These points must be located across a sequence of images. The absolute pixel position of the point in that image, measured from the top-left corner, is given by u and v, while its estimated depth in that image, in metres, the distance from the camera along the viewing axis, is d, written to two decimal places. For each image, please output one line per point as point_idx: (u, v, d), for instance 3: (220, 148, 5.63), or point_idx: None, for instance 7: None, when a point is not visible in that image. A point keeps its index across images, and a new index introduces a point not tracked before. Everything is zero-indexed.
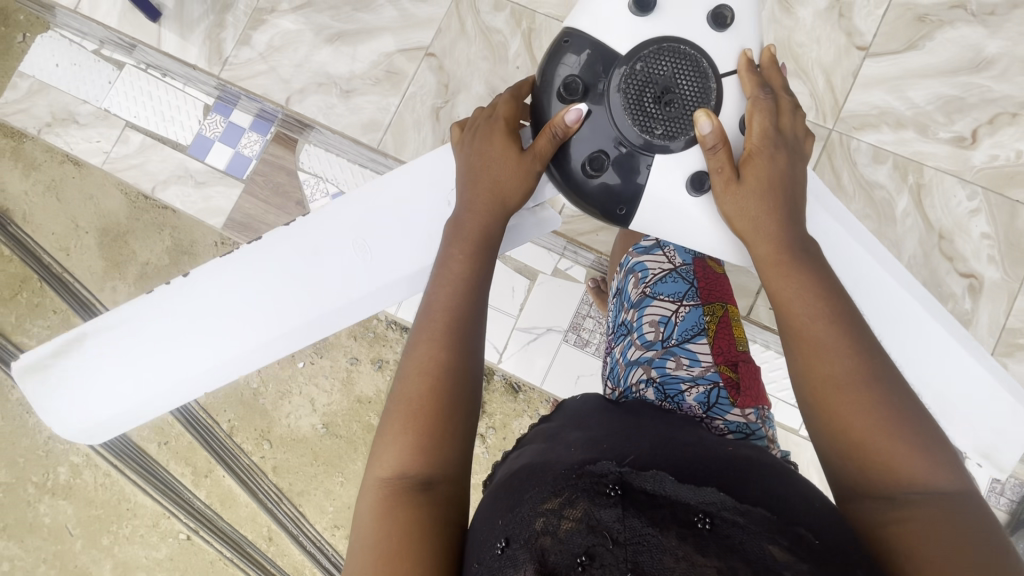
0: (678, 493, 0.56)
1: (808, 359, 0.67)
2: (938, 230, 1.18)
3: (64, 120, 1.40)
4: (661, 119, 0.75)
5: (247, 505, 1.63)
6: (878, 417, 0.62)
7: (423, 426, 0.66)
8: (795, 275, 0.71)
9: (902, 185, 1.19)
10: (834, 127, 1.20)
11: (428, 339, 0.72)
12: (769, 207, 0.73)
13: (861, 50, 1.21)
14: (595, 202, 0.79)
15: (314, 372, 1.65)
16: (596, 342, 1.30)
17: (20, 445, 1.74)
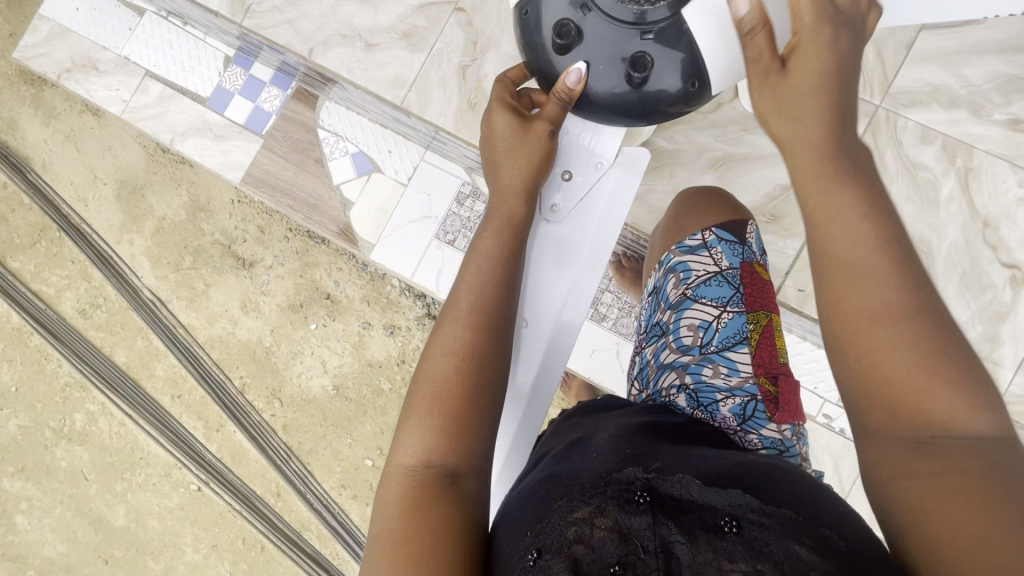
0: (702, 494, 0.56)
1: (839, 278, 0.57)
2: (984, 218, 0.96)
3: (84, 66, 1.37)
4: None
5: (258, 460, 1.66)
6: (917, 358, 0.53)
7: (449, 409, 0.65)
8: (836, 182, 0.59)
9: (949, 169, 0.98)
10: (881, 104, 0.99)
11: (459, 322, 0.70)
12: (813, 103, 0.60)
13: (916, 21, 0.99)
14: (664, 103, 0.74)
15: (326, 334, 1.67)
16: (613, 317, 1.20)
17: (39, 390, 1.78)
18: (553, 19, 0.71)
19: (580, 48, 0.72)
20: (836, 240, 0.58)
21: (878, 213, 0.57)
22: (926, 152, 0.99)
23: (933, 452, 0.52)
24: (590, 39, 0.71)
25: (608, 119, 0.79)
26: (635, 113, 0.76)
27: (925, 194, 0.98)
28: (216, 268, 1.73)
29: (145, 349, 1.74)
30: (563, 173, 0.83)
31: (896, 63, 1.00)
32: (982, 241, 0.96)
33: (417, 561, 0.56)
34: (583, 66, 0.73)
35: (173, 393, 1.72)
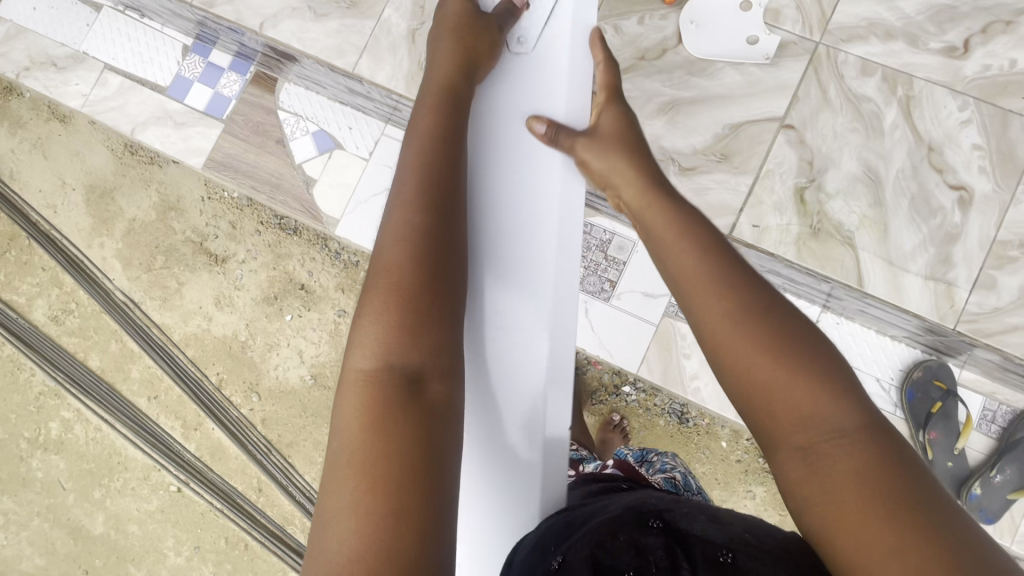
0: (704, 532, 0.59)
1: (699, 303, 0.61)
2: (928, 143, 0.98)
3: (43, 64, 1.37)
4: None
5: (238, 457, 1.63)
6: (769, 348, 0.56)
7: (396, 300, 0.63)
8: (661, 208, 0.70)
9: (891, 98, 0.99)
10: (821, 40, 1.01)
11: (399, 209, 0.68)
12: (625, 149, 0.78)
13: None
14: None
15: (302, 324, 1.66)
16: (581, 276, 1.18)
17: (12, 401, 1.75)
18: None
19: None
20: (687, 271, 0.63)
21: (711, 254, 0.63)
22: (867, 85, 1.00)
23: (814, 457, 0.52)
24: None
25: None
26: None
27: (869, 125, 0.99)
28: (188, 266, 1.72)
29: (119, 352, 1.72)
30: (518, 36, 0.89)
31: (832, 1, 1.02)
32: (927, 164, 0.97)
33: (372, 464, 0.55)
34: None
35: (149, 394, 1.70)
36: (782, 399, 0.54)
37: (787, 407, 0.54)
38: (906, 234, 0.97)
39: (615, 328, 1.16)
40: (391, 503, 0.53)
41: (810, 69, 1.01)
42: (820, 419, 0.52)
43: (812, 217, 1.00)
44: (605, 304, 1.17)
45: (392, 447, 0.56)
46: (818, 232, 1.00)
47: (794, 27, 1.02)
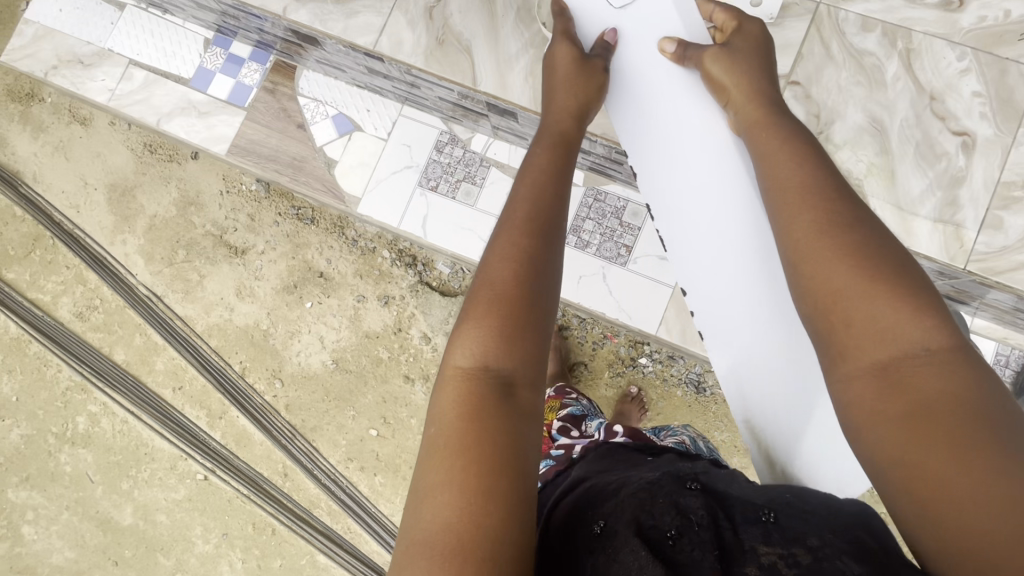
0: (743, 491, 0.61)
1: (787, 212, 0.61)
2: (929, 93, 0.95)
3: (70, 62, 1.43)
4: None
5: (263, 443, 1.66)
6: (855, 258, 0.55)
7: (502, 312, 0.62)
8: (774, 133, 0.69)
9: (892, 52, 0.97)
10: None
11: (513, 225, 0.68)
12: (754, 65, 0.76)
13: None
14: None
15: (323, 310, 1.69)
16: (598, 243, 1.21)
17: (40, 397, 1.79)
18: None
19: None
20: (784, 182, 0.63)
21: (815, 169, 0.63)
22: (868, 40, 0.98)
23: (895, 378, 0.51)
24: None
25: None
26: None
27: (872, 78, 0.97)
28: (209, 259, 1.76)
29: (143, 346, 1.76)
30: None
31: None
32: (930, 113, 0.95)
33: (473, 466, 0.54)
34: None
35: (174, 385, 1.73)
36: (866, 314, 0.53)
37: (861, 314, 0.53)
38: (914, 179, 0.94)
39: (633, 293, 1.19)
40: (489, 503, 0.52)
41: (811, 28, 0.99)
42: (897, 336, 0.52)
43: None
44: (623, 268, 1.20)
45: (484, 445, 0.55)
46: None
47: None
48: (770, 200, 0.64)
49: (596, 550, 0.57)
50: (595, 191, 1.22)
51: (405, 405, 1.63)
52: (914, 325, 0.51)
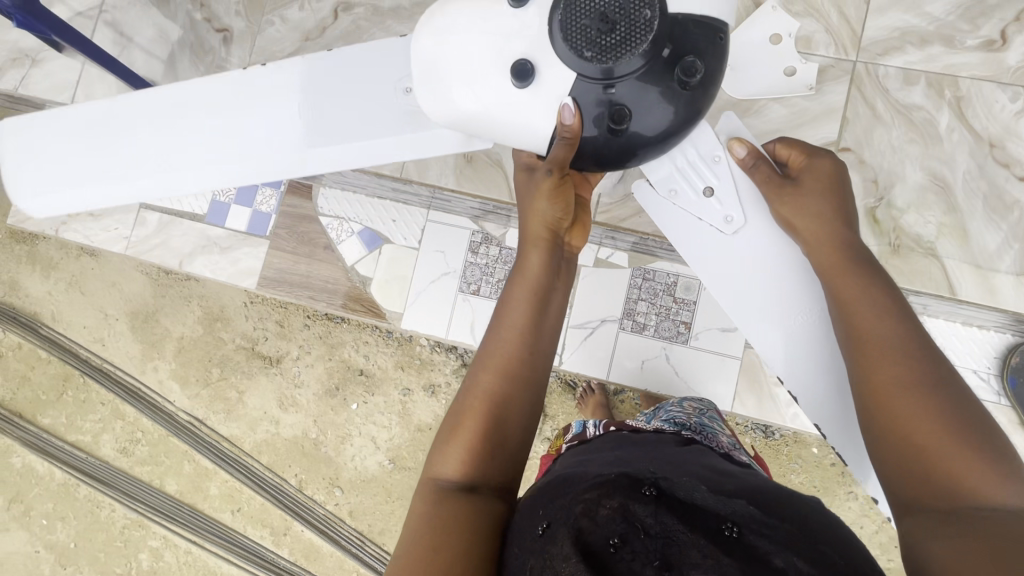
0: (706, 502, 0.60)
1: (868, 362, 0.69)
2: (988, 141, 1.01)
3: (79, 214, 1.39)
4: (613, 41, 0.61)
5: (333, 554, 1.63)
6: (939, 418, 0.64)
7: (478, 441, 0.67)
8: (860, 280, 0.73)
9: (941, 102, 1.02)
10: (858, 59, 1.03)
11: (491, 363, 0.70)
12: (827, 206, 0.77)
13: None
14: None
15: (369, 410, 1.66)
16: (654, 324, 1.17)
17: (97, 539, 1.75)
18: (441, 42, 0.64)
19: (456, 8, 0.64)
20: (871, 336, 0.69)
21: (903, 326, 0.70)
22: (914, 93, 1.02)
23: (959, 518, 0.59)
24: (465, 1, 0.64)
25: (645, 115, 0.65)
26: (629, 43, 0.61)
27: (925, 133, 1.02)
28: (246, 373, 1.72)
29: (194, 472, 1.72)
30: (702, 190, 0.79)
31: (859, 18, 1.04)
32: (992, 161, 1.01)
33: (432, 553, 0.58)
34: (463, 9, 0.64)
35: (231, 508, 1.69)
36: (953, 464, 0.61)
37: (946, 466, 0.62)
38: (988, 235, 1.01)
39: (701, 370, 1.16)
40: None
41: (852, 89, 1.03)
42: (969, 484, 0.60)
43: (888, 234, 1.03)
44: (685, 345, 1.16)
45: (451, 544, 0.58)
46: (899, 248, 1.03)
47: (827, 51, 1.04)
48: (852, 350, 0.71)
49: (535, 554, 0.57)
50: (643, 270, 1.18)
51: None
52: (979, 470, 0.60)
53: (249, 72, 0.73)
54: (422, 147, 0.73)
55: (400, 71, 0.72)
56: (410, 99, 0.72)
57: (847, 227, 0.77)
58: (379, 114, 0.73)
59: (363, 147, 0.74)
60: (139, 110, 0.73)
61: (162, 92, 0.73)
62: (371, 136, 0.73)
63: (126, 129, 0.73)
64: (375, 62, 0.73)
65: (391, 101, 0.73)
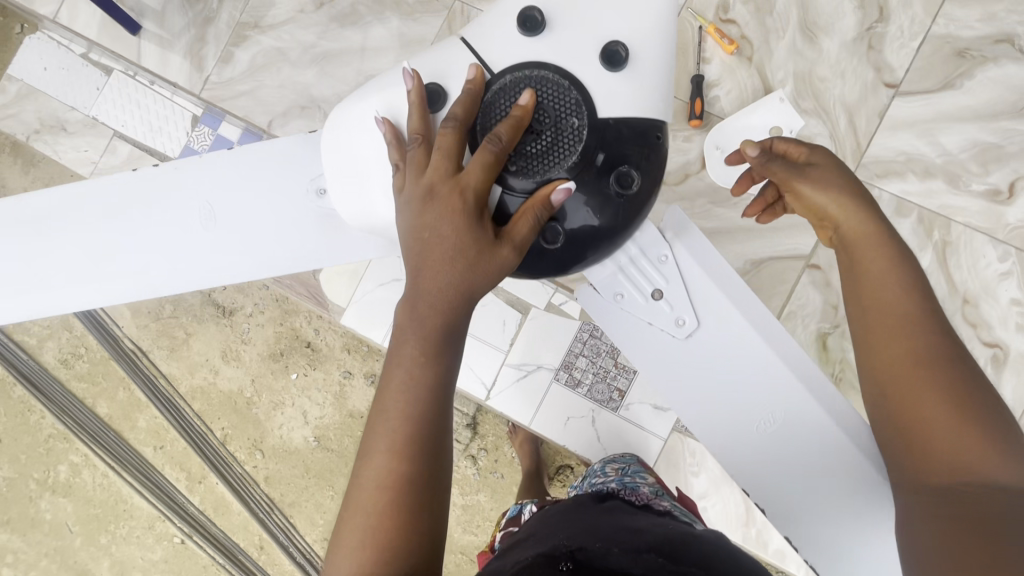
0: (618, 564, 0.52)
1: (869, 342, 0.57)
2: (962, 294, 0.99)
3: (53, 127, 1.34)
4: (535, 154, 0.54)
5: (241, 513, 1.65)
6: (951, 399, 0.52)
7: (376, 551, 0.51)
8: (878, 251, 0.60)
9: (926, 242, 1.00)
10: (855, 174, 1.00)
11: (384, 450, 0.53)
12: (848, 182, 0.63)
13: (889, 88, 1.01)
14: (555, 107, 0.54)
15: (307, 383, 1.64)
16: (589, 384, 1.14)
17: (22, 442, 1.76)
18: (353, 140, 0.58)
19: (368, 103, 0.58)
20: (877, 307, 0.58)
21: (920, 300, 0.57)
22: (903, 225, 1.00)
23: (965, 502, 0.48)
24: (375, 96, 0.58)
25: (585, 233, 0.55)
26: (554, 155, 0.54)
27: None
28: (197, 318, 1.69)
29: (127, 401, 1.72)
30: (649, 293, 0.65)
31: (869, 130, 1.01)
32: (961, 317, 0.99)
33: None
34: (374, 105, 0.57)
35: (155, 444, 1.70)
36: (953, 443, 0.51)
37: (946, 448, 0.51)
38: None
39: (623, 442, 1.13)
40: None
41: None
42: (971, 473, 0.49)
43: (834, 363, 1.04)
44: (613, 413, 1.13)
45: None
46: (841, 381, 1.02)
47: None
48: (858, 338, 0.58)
49: None
50: (593, 326, 1.14)
51: None
52: (1008, 482, 0.49)
53: (158, 170, 0.64)
54: (342, 255, 0.65)
55: (316, 168, 0.63)
56: (324, 204, 0.63)
57: (857, 192, 0.63)
58: (292, 219, 0.63)
59: (284, 254, 0.64)
60: (45, 213, 0.64)
61: (81, 194, 0.64)
62: (284, 247, 0.64)
63: (27, 238, 0.64)
64: (284, 166, 0.63)
65: (303, 205, 0.63)
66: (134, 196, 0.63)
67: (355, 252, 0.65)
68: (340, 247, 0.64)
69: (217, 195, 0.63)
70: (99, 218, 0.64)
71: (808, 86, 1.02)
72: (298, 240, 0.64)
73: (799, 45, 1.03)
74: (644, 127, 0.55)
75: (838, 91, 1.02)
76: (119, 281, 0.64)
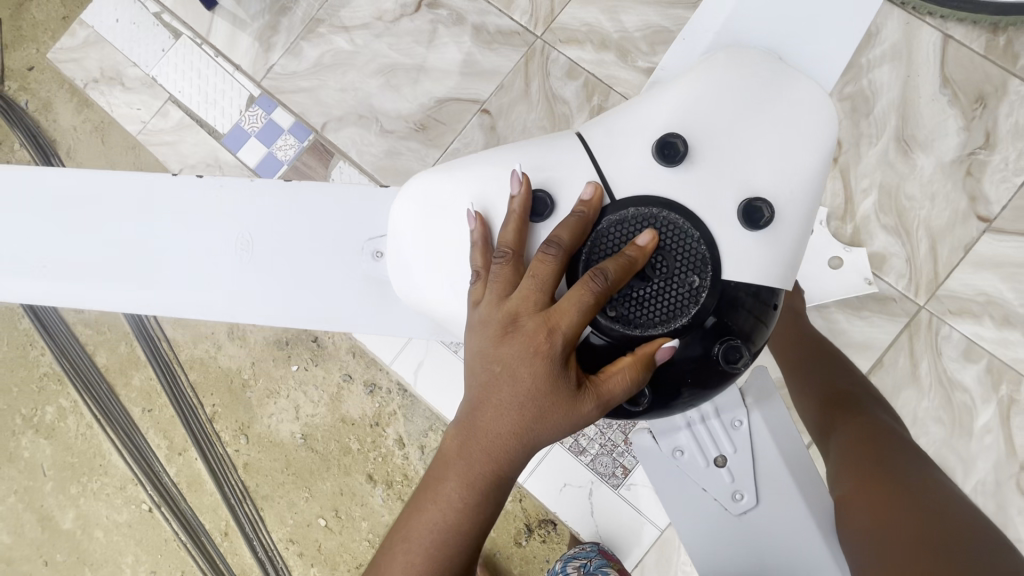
0: None
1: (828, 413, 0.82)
2: (1020, 460, 0.95)
3: (113, 80, 1.33)
4: (639, 303, 0.47)
5: (213, 494, 1.62)
6: (865, 440, 0.74)
7: None
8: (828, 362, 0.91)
9: (991, 394, 0.96)
10: (925, 306, 0.98)
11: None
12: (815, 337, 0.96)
13: (982, 221, 0.98)
14: (676, 257, 0.47)
15: (306, 379, 1.59)
16: (593, 454, 1.08)
17: (17, 375, 1.74)
18: (434, 226, 0.51)
19: (462, 189, 0.51)
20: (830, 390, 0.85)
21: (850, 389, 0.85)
22: (969, 370, 0.97)
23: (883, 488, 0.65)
24: (472, 182, 0.51)
25: (671, 399, 0.50)
26: (661, 310, 0.47)
27: (958, 419, 0.96)
28: None
29: (126, 356, 1.69)
30: (712, 459, 0.64)
31: (949, 263, 0.98)
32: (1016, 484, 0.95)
33: None
34: (470, 194, 0.51)
35: (144, 405, 1.68)
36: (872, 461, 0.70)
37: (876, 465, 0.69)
38: None
39: (617, 523, 1.07)
40: None
41: (906, 333, 0.98)
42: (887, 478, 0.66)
43: None
44: (612, 490, 1.07)
45: None
46: None
47: (898, 282, 0.99)
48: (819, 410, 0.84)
49: None
50: None
51: (360, 505, 1.55)
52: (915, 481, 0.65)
53: (205, 185, 0.60)
54: (381, 323, 0.59)
55: (374, 227, 0.58)
56: (376, 268, 0.58)
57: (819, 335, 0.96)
58: (333, 272, 0.58)
59: (317, 308, 0.59)
60: (82, 199, 0.61)
61: (127, 189, 0.61)
62: (315, 302, 0.59)
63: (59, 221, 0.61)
64: (335, 211, 0.58)
65: (350, 262, 0.58)
66: (176, 205, 0.60)
67: (392, 324, 0.59)
68: (381, 313, 0.59)
69: (260, 229, 0.59)
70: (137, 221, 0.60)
71: (893, 203, 1.00)
72: (331, 297, 0.59)
73: (891, 156, 1.00)
74: (766, 292, 0.49)
75: (924, 214, 0.99)
76: (143, 292, 0.60)
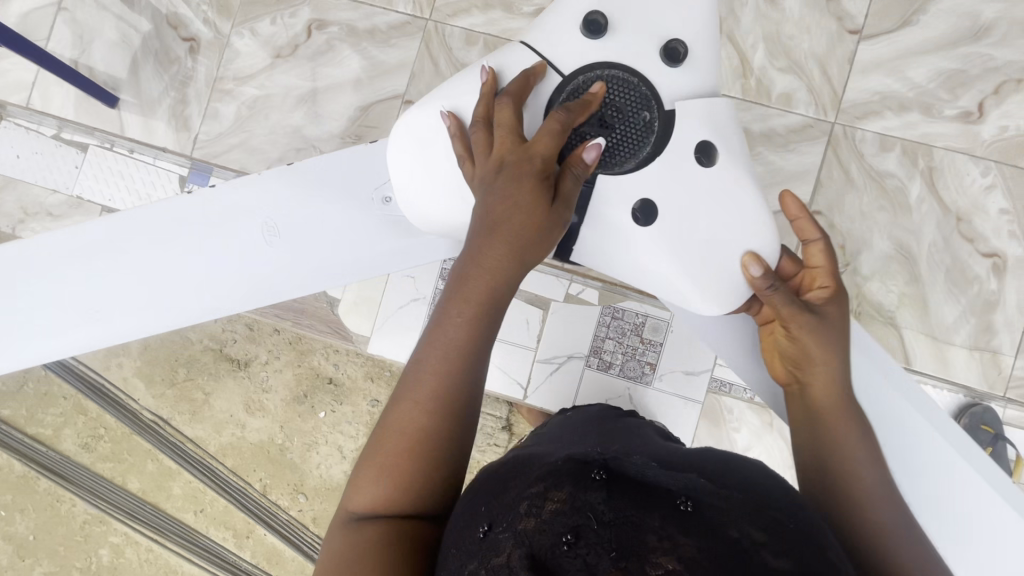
0: (656, 479, 0.53)
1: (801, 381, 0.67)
2: (955, 214, 1.12)
3: (37, 214, 1.31)
4: (612, 142, 0.65)
5: (295, 558, 1.65)
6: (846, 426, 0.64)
7: (410, 465, 0.58)
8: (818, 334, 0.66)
9: (914, 170, 1.12)
10: (836, 120, 1.12)
11: (431, 382, 0.59)
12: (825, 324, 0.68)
13: (853, 34, 1.13)
14: (628, 104, 0.65)
15: (337, 419, 1.63)
16: (620, 363, 1.18)
17: (58, 533, 1.72)
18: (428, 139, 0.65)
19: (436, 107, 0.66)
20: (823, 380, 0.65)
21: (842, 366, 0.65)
22: (889, 159, 1.12)
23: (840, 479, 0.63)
24: (452, 94, 0.67)
25: None
26: (628, 145, 0.65)
27: (896, 201, 1.12)
28: (212, 375, 1.67)
29: (157, 471, 1.69)
30: None
31: (842, 79, 1.13)
32: (957, 234, 1.12)
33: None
34: (448, 109, 0.65)
35: (194, 508, 1.69)
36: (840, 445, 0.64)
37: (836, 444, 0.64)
38: (946, 308, 1.11)
39: (664, 412, 1.17)
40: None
41: (829, 150, 1.13)
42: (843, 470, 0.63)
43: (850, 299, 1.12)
44: (648, 387, 1.17)
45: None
46: (860, 314, 1.12)
47: (808, 110, 1.13)
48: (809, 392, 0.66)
49: (473, 560, 0.50)
50: (612, 308, 1.18)
51: None
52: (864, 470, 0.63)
53: (221, 191, 0.71)
54: (411, 256, 0.73)
55: (378, 178, 0.72)
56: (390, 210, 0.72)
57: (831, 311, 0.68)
58: (359, 225, 0.72)
59: (351, 258, 0.72)
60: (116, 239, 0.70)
61: (152, 216, 0.70)
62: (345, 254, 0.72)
63: (106, 268, 0.70)
64: (337, 171, 0.72)
65: (366, 208, 0.72)
66: (201, 215, 0.71)
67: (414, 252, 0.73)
68: (408, 248, 0.73)
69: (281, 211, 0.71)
70: (178, 244, 0.70)
71: (779, 47, 1.14)
72: (353, 244, 0.72)
73: (762, 8, 1.14)
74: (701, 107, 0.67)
75: (807, 46, 1.13)
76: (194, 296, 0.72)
